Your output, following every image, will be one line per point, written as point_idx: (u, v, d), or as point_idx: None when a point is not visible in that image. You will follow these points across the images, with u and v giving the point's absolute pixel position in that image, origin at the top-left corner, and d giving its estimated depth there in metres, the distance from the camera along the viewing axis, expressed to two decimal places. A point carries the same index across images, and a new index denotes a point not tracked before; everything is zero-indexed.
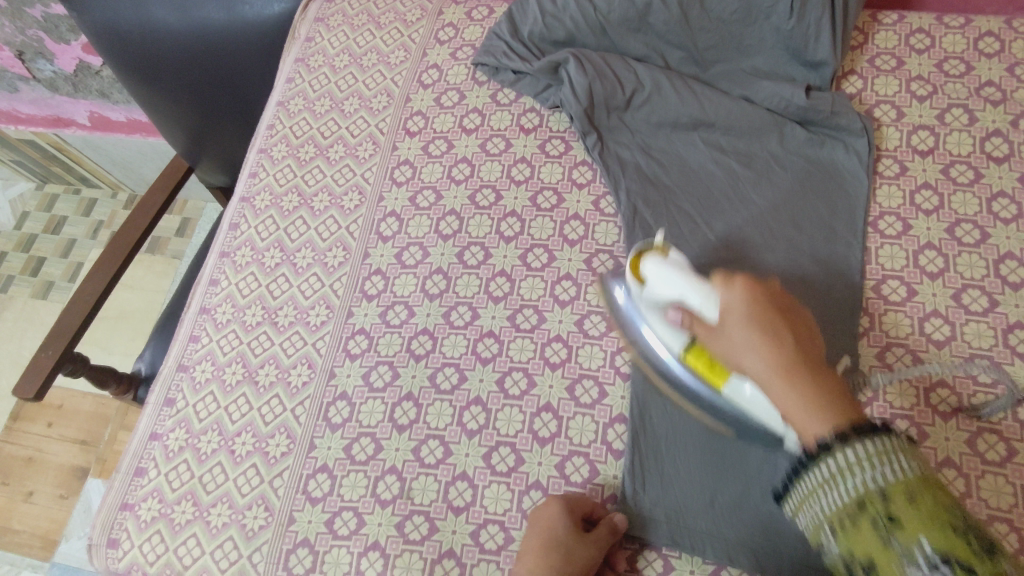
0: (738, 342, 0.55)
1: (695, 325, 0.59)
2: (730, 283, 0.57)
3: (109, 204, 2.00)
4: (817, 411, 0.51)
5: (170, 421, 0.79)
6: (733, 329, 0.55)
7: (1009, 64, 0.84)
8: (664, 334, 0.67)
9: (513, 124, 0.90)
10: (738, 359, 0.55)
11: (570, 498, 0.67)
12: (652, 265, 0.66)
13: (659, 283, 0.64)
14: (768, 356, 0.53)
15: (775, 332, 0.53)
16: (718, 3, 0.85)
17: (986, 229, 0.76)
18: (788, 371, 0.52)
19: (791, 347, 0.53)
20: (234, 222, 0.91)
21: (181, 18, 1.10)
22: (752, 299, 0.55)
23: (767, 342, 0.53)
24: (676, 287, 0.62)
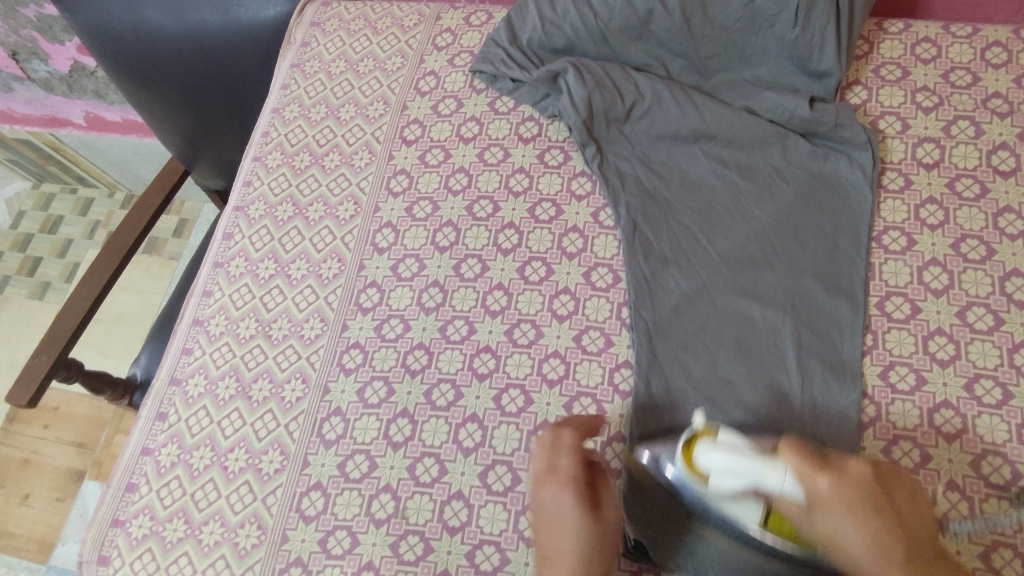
0: (841, 527, 0.53)
1: (785, 503, 0.55)
2: (818, 469, 0.54)
3: (105, 204, 1.99)
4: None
5: (162, 435, 0.78)
6: (822, 530, 0.54)
7: (1016, 75, 0.82)
8: (737, 508, 0.59)
9: (512, 134, 0.89)
10: (839, 548, 0.53)
11: (571, 473, 0.61)
12: (709, 459, 0.58)
13: (722, 476, 0.57)
14: (874, 543, 0.52)
15: (878, 524, 0.53)
16: (721, 11, 0.83)
17: (992, 246, 0.74)
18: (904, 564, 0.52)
19: (897, 544, 0.52)
20: (227, 232, 0.90)
21: (174, 19, 1.09)
22: (847, 492, 0.53)
23: (878, 547, 0.52)
24: (743, 474, 0.56)
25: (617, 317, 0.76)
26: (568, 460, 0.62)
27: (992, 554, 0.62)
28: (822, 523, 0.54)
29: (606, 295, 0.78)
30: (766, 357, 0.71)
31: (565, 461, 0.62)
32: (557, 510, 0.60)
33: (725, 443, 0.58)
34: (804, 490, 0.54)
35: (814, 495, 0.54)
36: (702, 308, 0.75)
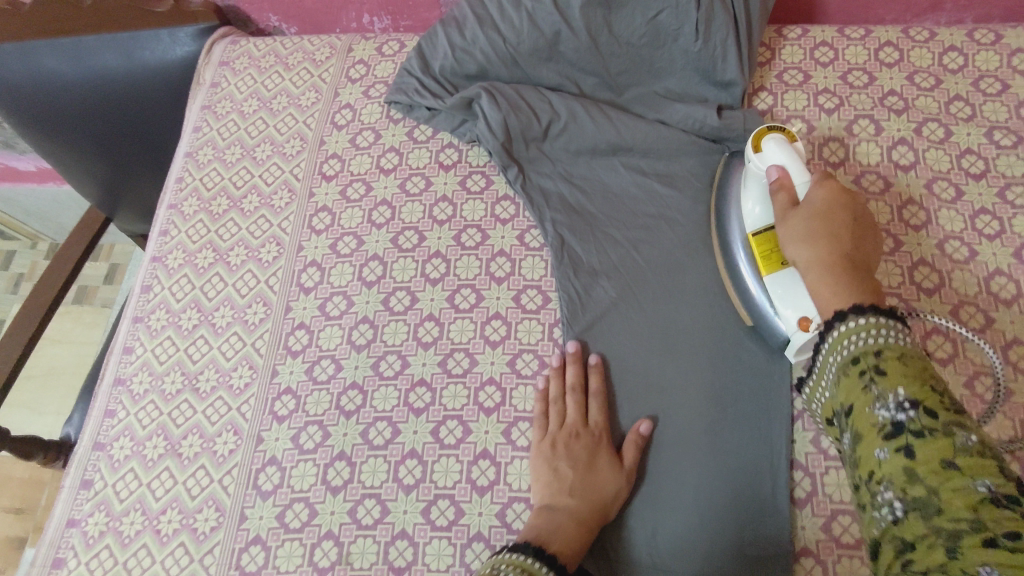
0: (800, 233, 0.61)
1: (785, 192, 0.66)
2: (823, 188, 0.64)
3: (28, 256, 1.90)
4: (842, 243, 0.60)
5: (88, 504, 0.74)
6: (800, 213, 0.63)
7: (908, 73, 0.87)
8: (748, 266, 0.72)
9: (432, 161, 0.88)
10: (798, 246, 0.61)
11: (602, 424, 0.70)
12: (773, 141, 0.70)
13: (769, 153, 0.69)
14: (830, 243, 0.59)
15: (836, 228, 0.60)
16: (626, 29, 0.85)
17: (899, 238, 0.77)
18: (826, 247, 0.59)
19: (848, 247, 0.59)
20: (146, 284, 0.87)
21: (77, 68, 1.05)
22: (831, 210, 0.62)
23: (826, 230, 0.60)
24: (774, 156, 0.69)
25: (549, 338, 0.77)
26: (598, 412, 0.71)
27: None
28: (793, 215, 0.63)
29: (537, 317, 0.78)
30: (697, 359, 0.73)
31: (597, 413, 0.71)
32: (567, 460, 0.67)
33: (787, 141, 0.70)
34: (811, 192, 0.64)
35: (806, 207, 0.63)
36: (635, 314, 0.76)
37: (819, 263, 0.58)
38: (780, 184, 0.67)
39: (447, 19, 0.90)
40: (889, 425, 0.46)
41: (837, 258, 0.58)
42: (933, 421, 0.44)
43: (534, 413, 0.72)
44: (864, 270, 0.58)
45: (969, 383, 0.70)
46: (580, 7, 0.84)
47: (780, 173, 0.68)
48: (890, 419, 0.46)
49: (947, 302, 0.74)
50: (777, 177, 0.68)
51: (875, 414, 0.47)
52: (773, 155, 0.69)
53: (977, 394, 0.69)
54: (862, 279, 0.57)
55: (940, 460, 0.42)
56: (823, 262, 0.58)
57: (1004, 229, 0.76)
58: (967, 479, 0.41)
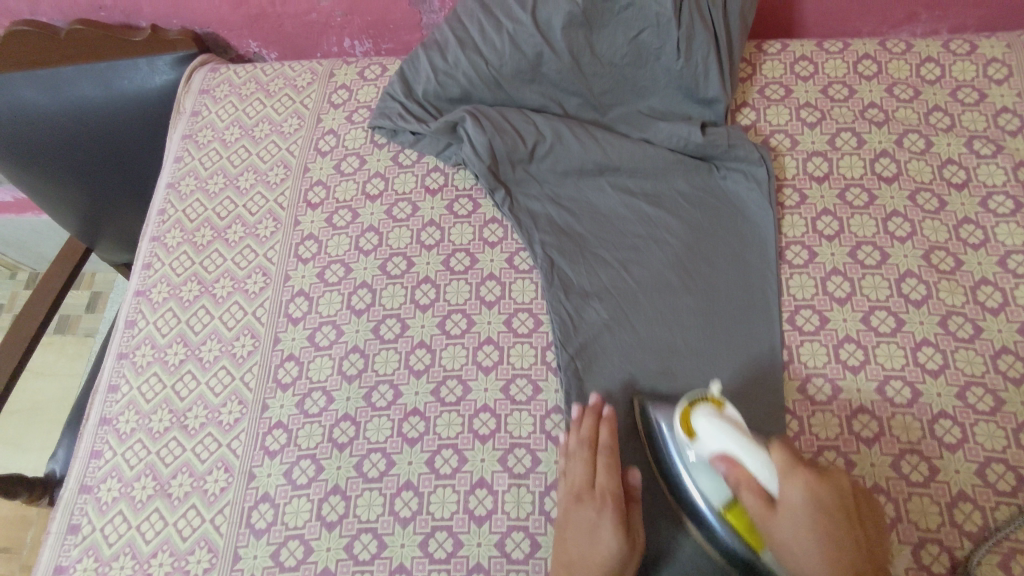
0: (803, 553, 0.55)
1: (749, 490, 0.58)
2: (798, 479, 0.57)
3: (7, 286, 1.86)
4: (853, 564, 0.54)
5: (76, 550, 0.73)
6: (792, 529, 0.55)
7: (888, 85, 0.88)
8: (704, 478, 0.64)
9: (418, 186, 0.88)
10: (800, 552, 0.55)
11: (609, 486, 0.66)
12: (706, 420, 0.63)
13: (711, 439, 0.62)
14: (831, 558, 0.54)
15: (830, 524, 0.55)
16: (607, 48, 0.85)
17: (885, 250, 0.78)
18: (838, 564, 0.54)
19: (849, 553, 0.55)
20: (130, 319, 0.85)
21: (53, 97, 1.04)
22: (815, 492, 0.56)
23: (830, 539, 0.55)
24: (719, 446, 0.62)
25: (542, 361, 0.76)
26: (605, 473, 0.67)
27: (920, 551, 0.64)
28: (782, 519, 0.56)
29: (529, 340, 0.77)
30: (691, 380, 0.73)
31: (603, 475, 0.67)
32: (569, 531, 0.65)
33: (719, 414, 0.64)
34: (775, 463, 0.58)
35: (785, 500, 0.57)
36: (626, 336, 0.76)
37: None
38: (744, 484, 0.59)
39: (429, 42, 0.90)
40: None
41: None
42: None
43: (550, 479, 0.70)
44: (863, 557, 0.55)
45: (961, 394, 0.70)
46: (562, 28, 0.84)
47: (730, 466, 0.60)
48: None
49: (936, 313, 0.74)
50: (728, 469, 0.60)
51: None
52: (725, 443, 0.61)
53: (970, 404, 0.69)
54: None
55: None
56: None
57: (988, 238, 0.77)
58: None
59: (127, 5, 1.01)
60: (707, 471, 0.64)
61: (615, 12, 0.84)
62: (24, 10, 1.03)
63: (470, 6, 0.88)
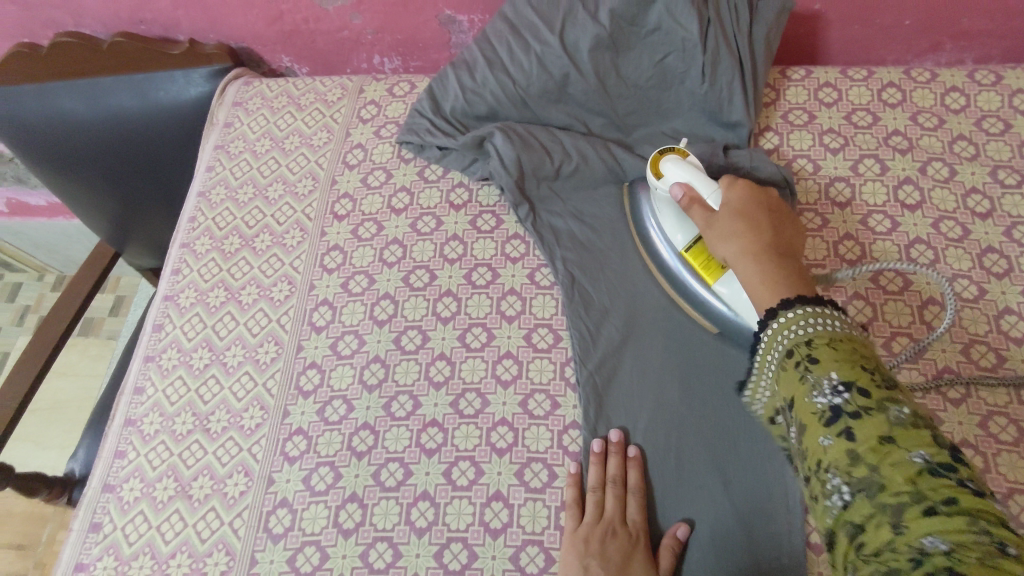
0: (724, 234, 0.66)
1: (698, 206, 0.71)
2: (737, 187, 0.69)
3: (35, 288, 1.90)
4: (772, 265, 0.62)
5: (97, 548, 0.74)
6: (726, 214, 0.67)
7: (911, 113, 0.88)
8: (670, 227, 0.76)
9: (443, 201, 0.89)
10: (722, 248, 0.66)
11: (640, 524, 0.68)
12: (671, 164, 0.74)
13: (671, 173, 0.74)
14: (744, 236, 0.65)
15: (756, 224, 0.66)
16: (633, 71, 0.87)
17: (907, 276, 0.78)
18: (755, 251, 0.63)
19: (766, 238, 0.65)
20: (158, 323, 0.87)
21: (91, 107, 1.07)
22: (746, 212, 0.67)
23: (747, 228, 0.65)
24: (678, 176, 0.73)
25: (561, 377, 0.77)
26: (637, 510, 0.68)
27: None
28: (719, 222, 0.67)
29: (548, 356, 0.78)
30: (709, 398, 0.73)
31: (635, 513, 0.68)
32: (600, 561, 0.64)
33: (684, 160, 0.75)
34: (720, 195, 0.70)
35: (723, 207, 0.69)
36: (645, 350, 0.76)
37: (748, 260, 0.63)
38: (693, 202, 0.71)
39: (458, 61, 0.91)
40: (827, 410, 0.48)
41: (764, 258, 0.62)
42: (866, 398, 0.46)
43: (567, 498, 0.70)
44: (791, 258, 0.63)
45: (983, 423, 0.69)
46: (589, 50, 0.85)
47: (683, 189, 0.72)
48: (827, 404, 0.48)
49: (958, 341, 0.74)
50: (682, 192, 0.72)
51: (814, 402, 0.49)
52: (682, 175, 0.73)
53: (992, 434, 0.69)
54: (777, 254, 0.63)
55: (878, 436, 0.45)
56: (756, 259, 0.63)
57: (1012, 267, 0.77)
58: (902, 449, 0.44)
59: (167, 19, 1.04)
60: (675, 218, 0.76)
61: (641, 35, 0.86)
62: (67, 22, 1.06)
63: (498, 27, 0.89)
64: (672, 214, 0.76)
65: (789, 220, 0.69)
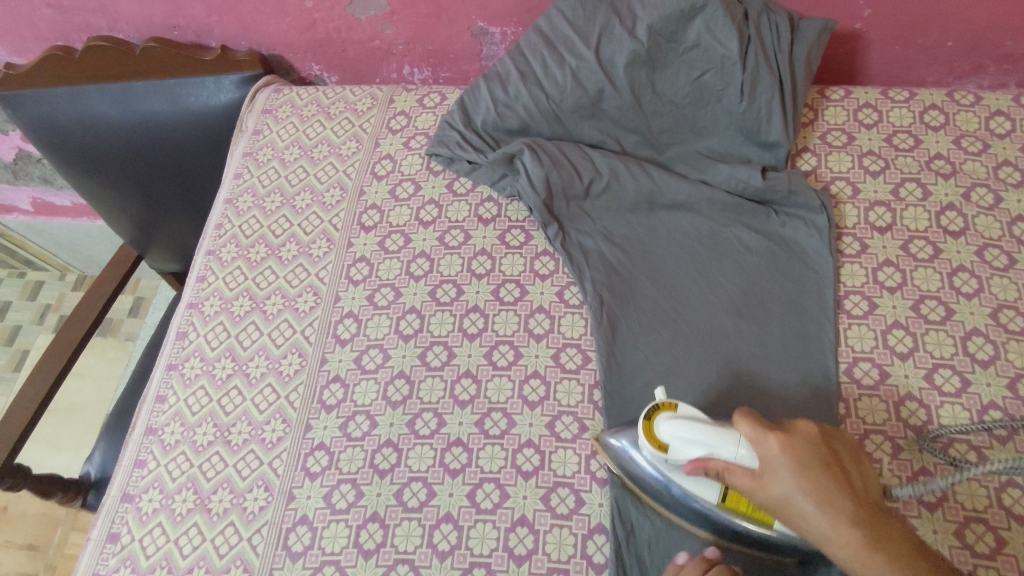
0: (794, 500, 0.55)
1: (735, 475, 0.58)
2: (772, 437, 0.57)
3: (56, 287, 1.91)
4: (870, 530, 0.52)
5: (114, 559, 0.73)
6: (789, 488, 0.55)
7: (955, 136, 0.86)
8: (695, 486, 0.64)
9: (471, 215, 0.88)
10: (801, 521, 0.55)
11: None
12: (669, 428, 0.63)
13: (681, 444, 0.62)
14: (825, 504, 0.54)
15: (818, 474, 0.55)
16: (669, 88, 0.85)
17: (950, 306, 0.75)
18: (841, 512, 0.54)
19: (847, 501, 0.54)
20: (181, 331, 0.86)
21: (122, 111, 1.08)
22: (795, 452, 0.56)
23: (820, 495, 0.54)
24: (696, 444, 0.61)
25: (589, 400, 0.75)
26: None
27: None
28: (776, 487, 0.56)
29: (577, 377, 0.76)
30: None
31: None
32: None
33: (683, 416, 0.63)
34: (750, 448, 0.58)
35: (763, 459, 0.57)
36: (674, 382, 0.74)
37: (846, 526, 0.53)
38: (727, 474, 0.59)
39: (490, 74, 0.90)
40: None
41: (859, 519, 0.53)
42: None
43: None
44: (880, 515, 0.54)
45: None
46: (625, 66, 0.84)
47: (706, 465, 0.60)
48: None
49: (1003, 375, 0.71)
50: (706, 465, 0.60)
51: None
52: (696, 447, 0.61)
53: None
54: (876, 517, 0.54)
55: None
56: (862, 553, 0.52)
57: None
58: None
59: (200, 26, 1.04)
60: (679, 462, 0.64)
61: (680, 51, 0.84)
62: (102, 27, 1.06)
63: (532, 40, 0.89)
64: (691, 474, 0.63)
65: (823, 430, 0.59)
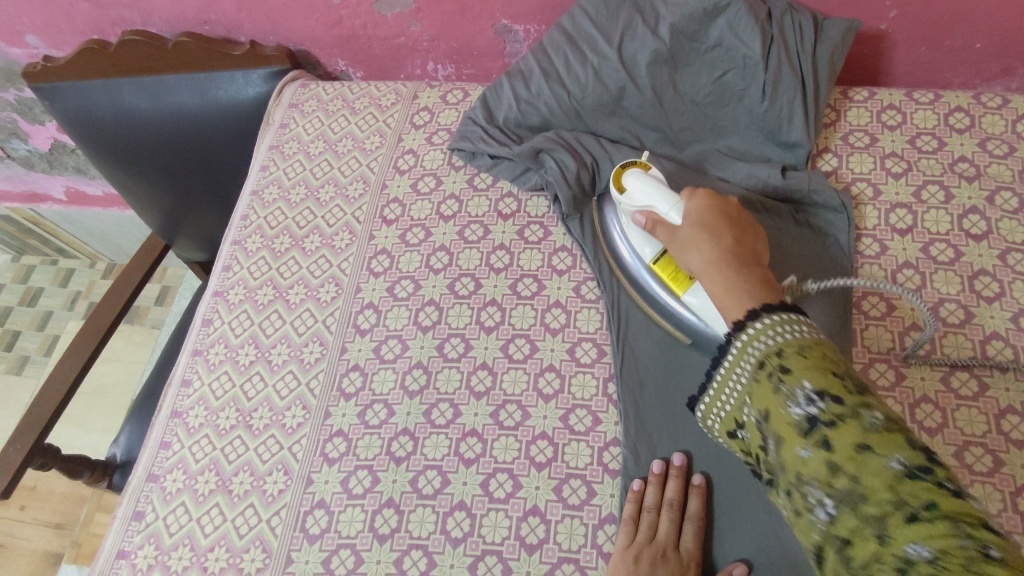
0: (691, 239, 0.64)
1: (661, 225, 0.69)
2: (697, 197, 0.66)
3: (86, 274, 1.96)
4: (734, 271, 0.60)
5: (139, 536, 0.75)
6: (688, 228, 0.65)
7: (980, 139, 0.85)
8: (639, 244, 0.75)
9: (491, 210, 0.89)
10: (689, 250, 0.64)
11: None
12: (633, 179, 0.73)
13: (638, 196, 0.72)
14: (708, 240, 0.63)
15: (721, 225, 0.64)
16: (691, 87, 0.85)
17: (970, 309, 0.75)
18: (717, 246, 0.62)
19: (728, 243, 0.62)
20: (207, 318, 0.88)
21: (154, 103, 1.11)
22: (708, 210, 0.65)
23: (709, 232, 0.63)
24: (642, 201, 0.72)
25: (603, 394, 0.76)
26: None
27: None
28: (680, 235, 0.66)
29: (591, 371, 0.77)
30: None
31: None
32: None
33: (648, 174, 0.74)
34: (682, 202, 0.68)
35: (685, 213, 0.67)
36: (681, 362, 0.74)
37: (714, 270, 0.61)
38: (659, 223, 0.69)
39: (513, 71, 0.91)
40: (804, 420, 0.48)
41: (729, 262, 0.60)
42: (841, 405, 0.47)
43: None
44: (752, 263, 0.61)
45: None
46: (646, 64, 0.85)
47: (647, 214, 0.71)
48: (804, 414, 0.48)
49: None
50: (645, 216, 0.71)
51: (790, 413, 0.49)
52: (642, 197, 0.72)
53: None
54: (746, 267, 0.60)
55: (854, 445, 0.45)
56: (719, 273, 0.60)
57: None
58: (879, 457, 0.44)
59: (230, 21, 1.07)
60: (640, 234, 0.75)
61: (701, 51, 0.84)
62: (137, 21, 1.09)
63: (555, 38, 0.89)
64: (637, 231, 0.75)
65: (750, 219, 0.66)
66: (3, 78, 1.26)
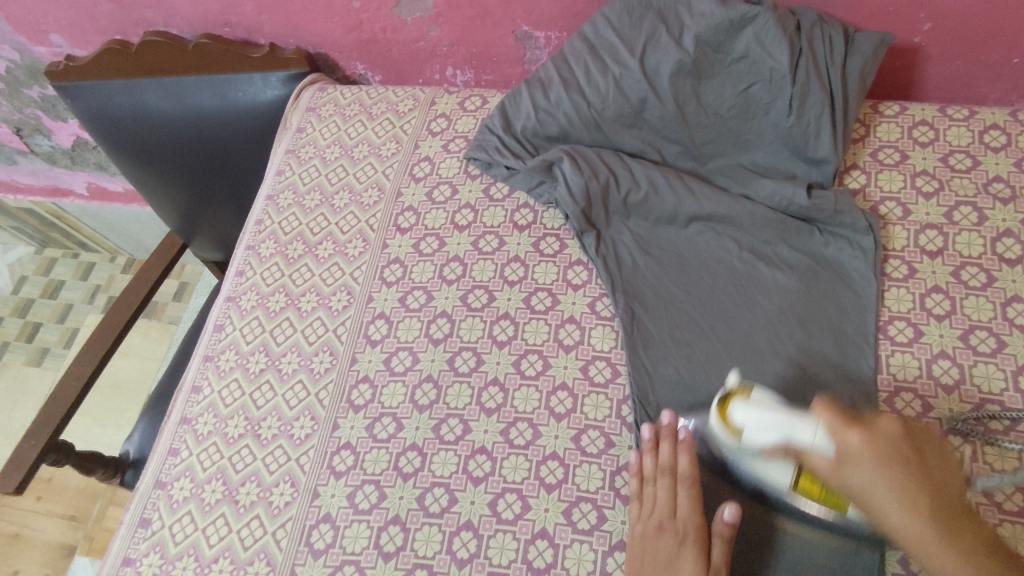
0: (871, 484, 0.55)
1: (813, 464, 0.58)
2: (855, 425, 0.57)
3: (106, 268, 1.98)
4: (950, 539, 0.52)
5: (145, 544, 0.75)
6: (861, 476, 0.55)
7: (1016, 159, 0.82)
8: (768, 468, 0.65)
9: (506, 221, 0.88)
10: (871, 503, 0.55)
11: (692, 517, 0.66)
12: (742, 413, 0.63)
13: (755, 433, 0.62)
14: (901, 496, 0.54)
15: (903, 468, 0.55)
16: (715, 99, 0.83)
17: (1002, 338, 0.72)
18: (915, 505, 0.54)
19: (921, 492, 0.54)
20: (218, 324, 0.88)
21: (173, 103, 1.11)
22: (879, 448, 0.56)
23: (897, 480, 0.55)
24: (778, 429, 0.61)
25: (616, 415, 0.74)
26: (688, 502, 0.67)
27: None
28: (852, 477, 0.56)
29: (605, 391, 0.75)
30: None
31: (685, 504, 0.67)
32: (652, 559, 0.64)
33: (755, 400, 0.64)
34: (833, 440, 0.57)
35: (844, 449, 0.56)
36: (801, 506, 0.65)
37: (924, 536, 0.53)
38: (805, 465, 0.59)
39: (532, 79, 0.90)
40: None
41: (934, 524, 0.53)
42: None
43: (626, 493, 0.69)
44: (947, 503, 0.54)
45: None
46: (669, 76, 0.82)
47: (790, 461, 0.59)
48: None
49: None
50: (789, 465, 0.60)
51: None
52: (770, 437, 0.61)
53: None
54: (952, 526, 0.53)
55: None
56: (924, 531, 0.53)
57: None
58: None
59: (250, 23, 1.06)
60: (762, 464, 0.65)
61: (726, 62, 0.82)
62: (158, 22, 1.09)
63: (577, 46, 0.88)
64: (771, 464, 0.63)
65: (922, 439, 0.58)
66: (28, 76, 1.27)
